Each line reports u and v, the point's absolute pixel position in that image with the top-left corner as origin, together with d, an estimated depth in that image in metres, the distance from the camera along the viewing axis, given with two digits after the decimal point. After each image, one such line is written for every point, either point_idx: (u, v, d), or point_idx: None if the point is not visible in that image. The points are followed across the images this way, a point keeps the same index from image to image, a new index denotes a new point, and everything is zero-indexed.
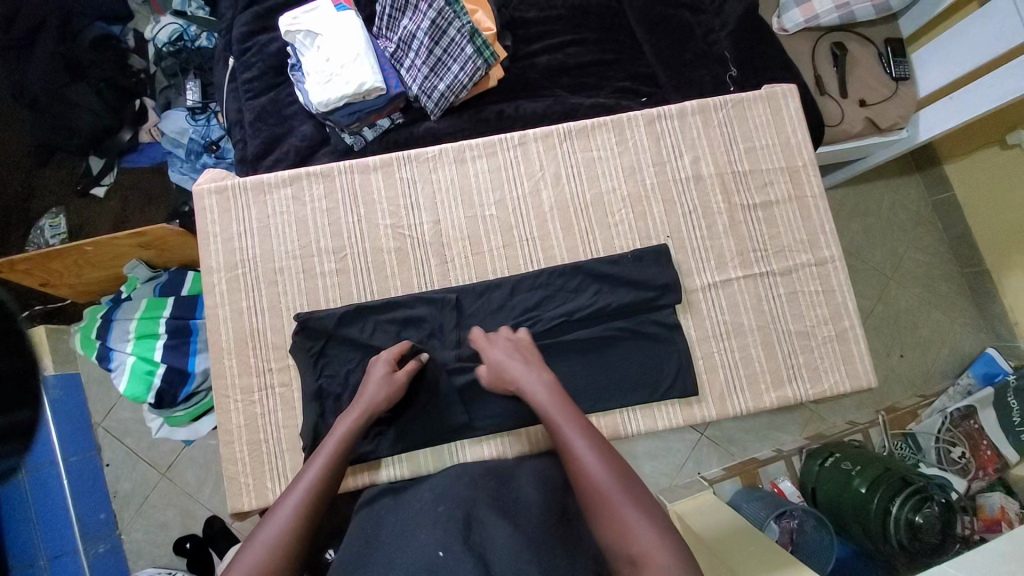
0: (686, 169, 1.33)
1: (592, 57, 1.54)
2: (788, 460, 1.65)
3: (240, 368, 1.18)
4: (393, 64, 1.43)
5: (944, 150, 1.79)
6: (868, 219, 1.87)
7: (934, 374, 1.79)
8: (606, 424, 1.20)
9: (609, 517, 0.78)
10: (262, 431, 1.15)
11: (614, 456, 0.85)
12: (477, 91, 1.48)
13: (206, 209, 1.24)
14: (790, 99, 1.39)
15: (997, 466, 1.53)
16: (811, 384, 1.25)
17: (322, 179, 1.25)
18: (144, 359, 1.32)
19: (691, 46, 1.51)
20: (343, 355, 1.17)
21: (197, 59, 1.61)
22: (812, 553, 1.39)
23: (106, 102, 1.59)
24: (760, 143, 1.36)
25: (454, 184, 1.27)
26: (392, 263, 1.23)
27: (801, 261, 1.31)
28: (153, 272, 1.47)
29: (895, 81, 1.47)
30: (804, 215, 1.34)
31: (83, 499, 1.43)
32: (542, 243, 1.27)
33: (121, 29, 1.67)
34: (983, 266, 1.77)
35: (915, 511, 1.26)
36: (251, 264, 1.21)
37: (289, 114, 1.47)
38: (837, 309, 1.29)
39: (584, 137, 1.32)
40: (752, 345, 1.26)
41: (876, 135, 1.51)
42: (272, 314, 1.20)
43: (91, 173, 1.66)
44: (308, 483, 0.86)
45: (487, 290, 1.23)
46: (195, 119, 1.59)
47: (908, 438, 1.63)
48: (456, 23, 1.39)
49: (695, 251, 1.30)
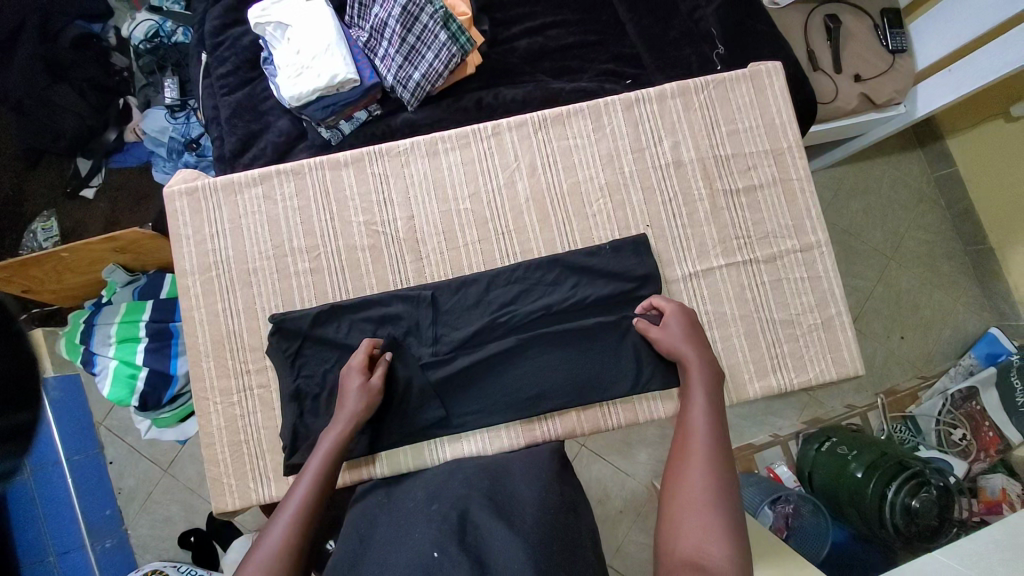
0: (665, 154, 1.15)
1: (575, 40, 1.32)
2: (784, 444, 1.51)
3: (218, 370, 1.06)
4: (365, 54, 1.24)
5: (945, 124, 1.61)
6: (868, 198, 1.66)
7: (936, 355, 1.61)
8: (585, 417, 1.05)
9: (677, 474, 0.77)
10: (242, 432, 1.05)
11: (721, 430, 0.83)
12: (454, 79, 1.27)
13: (177, 212, 1.11)
14: (775, 79, 1.19)
15: (999, 449, 1.38)
16: (796, 375, 1.10)
17: (292, 177, 1.11)
18: (126, 362, 1.21)
19: (676, 23, 1.29)
20: (320, 355, 1.04)
21: (175, 55, 1.44)
22: (805, 539, 1.32)
23: (90, 102, 1.42)
24: (743, 125, 1.17)
25: (426, 177, 1.12)
26: (367, 262, 1.09)
27: (786, 247, 1.14)
28: (132, 275, 1.31)
29: (890, 53, 1.31)
30: (789, 198, 1.16)
31: (89, 494, 1.33)
32: (517, 235, 1.12)
33: (104, 27, 1.48)
34: (990, 243, 1.59)
35: (912, 497, 1.18)
36: (225, 266, 1.09)
37: (265, 109, 1.28)
38: (824, 295, 1.13)
39: (558, 125, 1.15)
40: (736, 336, 1.11)
41: (873, 112, 1.35)
42: (248, 317, 1.08)
43: (78, 174, 1.49)
44: (300, 496, 0.82)
45: (462, 286, 1.08)
46: (173, 117, 1.42)
47: (908, 420, 1.50)
48: (428, 9, 1.19)
49: (675, 241, 1.13)
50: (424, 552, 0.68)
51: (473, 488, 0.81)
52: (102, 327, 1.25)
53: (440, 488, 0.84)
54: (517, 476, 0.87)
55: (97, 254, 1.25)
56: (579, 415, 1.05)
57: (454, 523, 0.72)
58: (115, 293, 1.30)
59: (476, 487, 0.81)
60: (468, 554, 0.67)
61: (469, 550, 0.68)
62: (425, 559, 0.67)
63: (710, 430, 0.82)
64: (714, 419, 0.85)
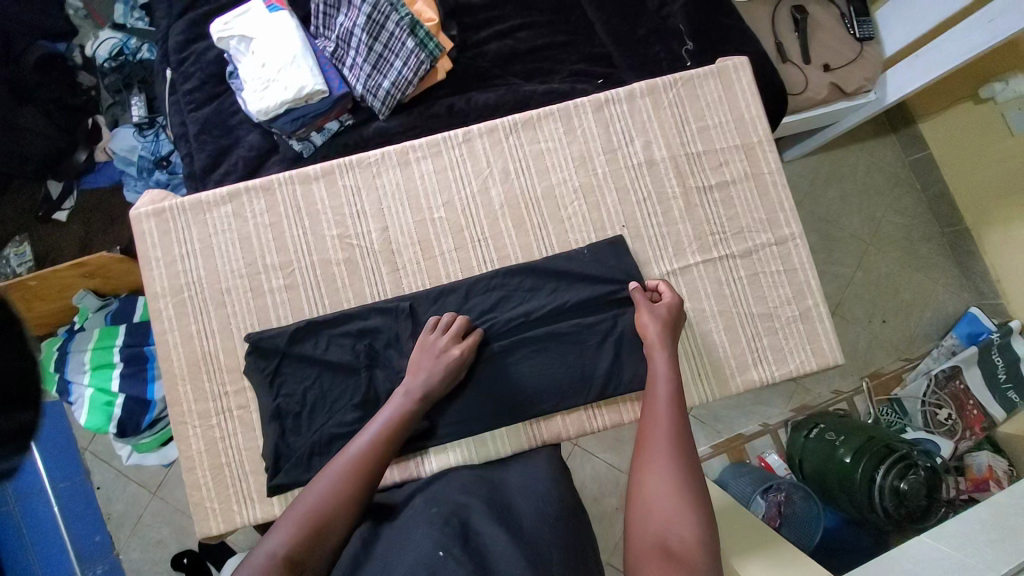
0: (638, 154, 1.08)
1: (545, 40, 1.26)
2: (774, 433, 1.42)
3: (196, 394, 0.98)
4: (334, 64, 1.19)
5: (920, 106, 1.50)
6: (846, 184, 1.55)
7: (916, 337, 1.50)
8: (569, 421, 0.97)
9: (641, 470, 0.70)
10: (224, 454, 0.96)
11: (686, 415, 0.76)
12: (424, 86, 1.21)
13: (146, 234, 1.02)
14: (743, 74, 1.13)
15: (985, 426, 1.34)
16: (776, 367, 1.02)
17: (262, 195, 1.02)
18: (101, 390, 1.18)
19: (644, 21, 1.23)
20: (298, 373, 0.96)
21: (140, 72, 1.34)
22: (799, 524, 1.24)
23: (58, 123, 1.34)
24: (713, 121, 1.10)
25: (399, 187, 1.04)
26: (343, 275, 1.01)
27: (759, 242, 1.06)
28: (103, 300, 1.27)
29: (860, 42, 1.25)
30: (761, 192, 1.08)
31: (76, 522, 1.27)
32: (493, 242, 1.04)
33: (68, 46, 1.40)
34: (965, 223, 1.48)
35: (900, 479, 1.13)
36: (198, 287, 1.00)
37: (235, 123, 1.21)
38: (800, 287, 1.05)
39: (528, 129, 1.07)
40: (715, 332, 1.03)
41: (843, 101, 1.29)
42: (224, 335, 0.99)
43: (49, 197, 1.38)
44: (331, 478, 0.72)
45: (442, 295, 0.99)
46: (141, 135, 1.32)
47: (894, 403, 1.41)
48: (395, 16, 1.15)
49: (652, 240, 1.05)
50: (428, 552, 0.62)
51: (472, 495, 0.76)
52: (75, 354, 1.22)
53: (437, 491, 0.79)
54: (513, 489, 0.80)
55: (63, 281, 1.19)
56: (564, 419, 0.97)
57: (456, 526, 0.67)
58: (87, 319, 1.25)
59: (475, 494, 0.76)
60: (471, 557, 0.62)
61: (472, 556, 0.62)
62: (430, 558, 0.61)
63: (676, 417, 0.75)
64: (676, 406, 0.77)
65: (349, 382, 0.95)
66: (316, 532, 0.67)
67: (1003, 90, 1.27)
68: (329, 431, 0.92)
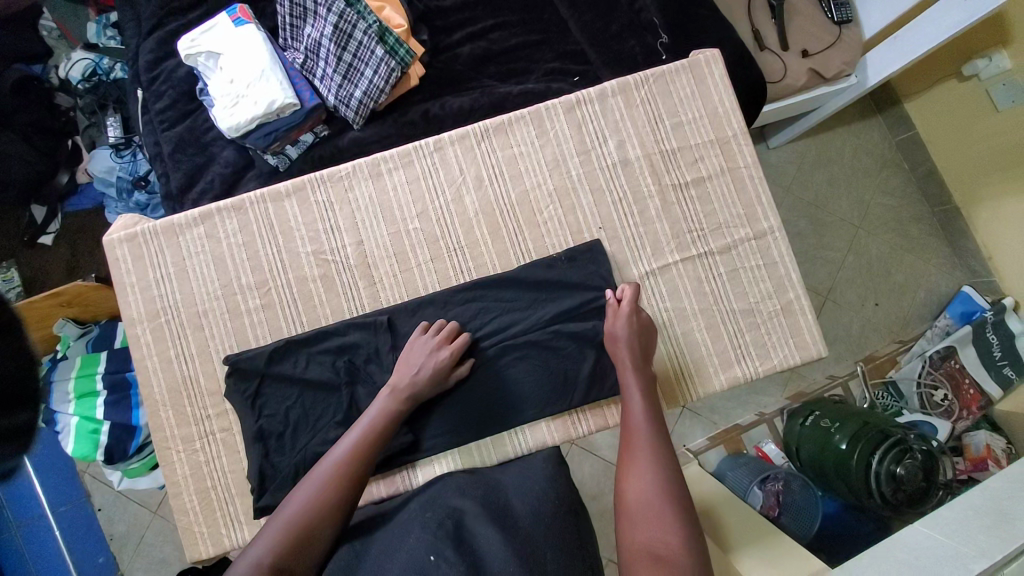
0: (611, 155, 1.18)
1: (518, 40, 1.34)
2: (771, 423, 1.52)
3: (177, 418, 1.10)
4: (304, 75, 1.27)
5: (902, 87, 1.61)
6: (830, 169, 1.65)
7: (913, 318, 1.61)
8: (556, 427, 1.09)
9: (627, 469, 0.87)
10: (209, 479, 1.08)
11: (658, 420, 0.93)
12: (398, 93, 1.29)
13: (119, 259, 1.14)
14: (715, 67, 1.23)
15: (981, 405, 1.44)
16: (759, 363, 1.14)
17: (234, 214, 1.14)
18: (87, 417, 1.19)
19: (617, 16, 1.31)
20: (278, 393, 1.08)
21: (114, 92, 1.40)
22: (796, 512, 1.33)
23: (36, 147, 1.39)
24: (687, 118, 1.20)
25: (372, 201, 1.15)
26: (320, 292, 1.13)
27: (738, 236, 1.17)
28: (83, 328, 1.31)
29: (838, 25, 1.34)
30: (737, 186, 1.19)
31: (77, 546, 1.38)
32: (470, 251, 1.15)
33: (44, 68, 1.44)
34: (955, 202, 1.58)
35: (895, 464, 1.18)
36: (174, 311, 1.12)
37: (208, 141, 1.27)
38: (781, 282, 1.17)
39: (501, 135, 1.18)
40: (696, 329, 1.14)
41: (825, 86, 1.37)
42: (203, 358, 1.11)
43: (34, 222, 1.46)
44: (328, 470, 0.89)
45: (422, 306, 1.11)
46: (119, 156, 1.38)
47: (889, 386, 1.50)
48: (362, 25, 1.23)
49: (629, 240, 1.16)
50: (423, 555, 0.78)
51: (467, 498, 0.91)
52: (59, 383, 1.23)
53: (437, 493, 0.94)
54: (511, 489, 0.95)
55: (44, 310, 1.25)
56: (550, 425, 1.09)
57: (448, 529, 0.83)
58: (69, 348, 1.29)
59: (472, 496, 0.92)
60: (462, 560, 0.77)
61: (464, 555, 0.79)
62: (421, 561, 0.78)
63: (653, 433, 0.91)
64: (651, 417, 0.94)
65: (329, 401, 1.07)
66: (298, 541, 0.80)
67: (987, 66, 1.38)
68: (312, 449, 1.05)
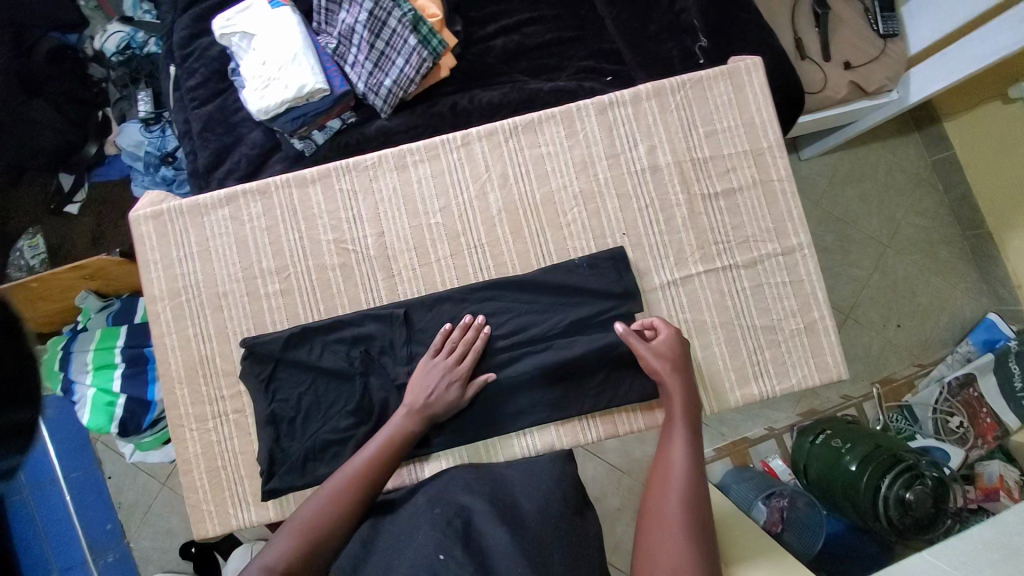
0: (641, 160, 1.11)
1: (552, 36, 1.28)
2: (779, 438, 1.45)
3: (193, 397, 1.07)
4: (336, 61, 1.20)
5: (943, 107, 1.56)
6: (865, 184, 1.61)
7: (932, 343, 1.56)
8: (562, 432, 1.03)
9: (653, 500, 0.83)
10: (219, 458, 1.05)
11: (698, 463, 0.87)
12: (427, 84, 1.24)
13: (144, 236, 1.10)
14: (755, 76, 1.15)
15: (996, 434, 1.36)
16: (778, 381, 1.07)
17: (260, 197, 1.10)
18: (104, 390, 1.21)
19: (657, 16, 1.25)
20: (293, 378, 1.03)
21: (147, 66, 1.37)
22: (801, 531, 1.26)
23: (66, 116, 1.35)
24: (722, 125, 1.13)
25: (396, 192, 1.10)
26: (338, 281, 1.08)
27: (765, 251, 1.10)
28: (104, 301, 1.31)
29: (883, 38, 1.28)
30: (769, 200, 1.11)
31: (88, 513, 1.39)
32: (490, 249, 1.09)
33: (79, 38, 1.40)
34: (986, 227, 1.54)
35: (906, 489, 1.13)
36: (195, 291, 1.09)
37: (237, 121, 1.22)
38: (806, 300, 1.09)
39: (529, 132, 1.12)
40: (716, 343, 1.07)
41: (866, 100, 1.32)
42: (220, 340, 1.08)
43: (61, 190, 1.43)
44: (339, 482, 0.85)
45: (439, 301, 1.06)
46: (148, 131, 1.35)
47: (905, 409, 1.45)
48: (396, 13, 1.17)
49: (652, 248, 1.10)
50: (430, 554, 0.73)
51: (475, 495, 0.85)
52: (78, 354, 1.25)
53: (442, 490, 0.88)
54: (518, 486, 0.89)
55: (64, 282, 1.25)
56: (558, 430, 1.03)
57: (459, 531, 0.77)
58: (90, 319, 1.29)
59: (478, 491, 0.86)
60: (472, 559, 0.73)
61: (474, 556, 0.74)
62: (431, 561, 0.72)
63: (689, 472, 0.85)
64: (693, 459, 0.88)
65: (342, 389, 1.02)
66: (310, 549, 0.78)
67: None
68: (323, 436, 1.00)
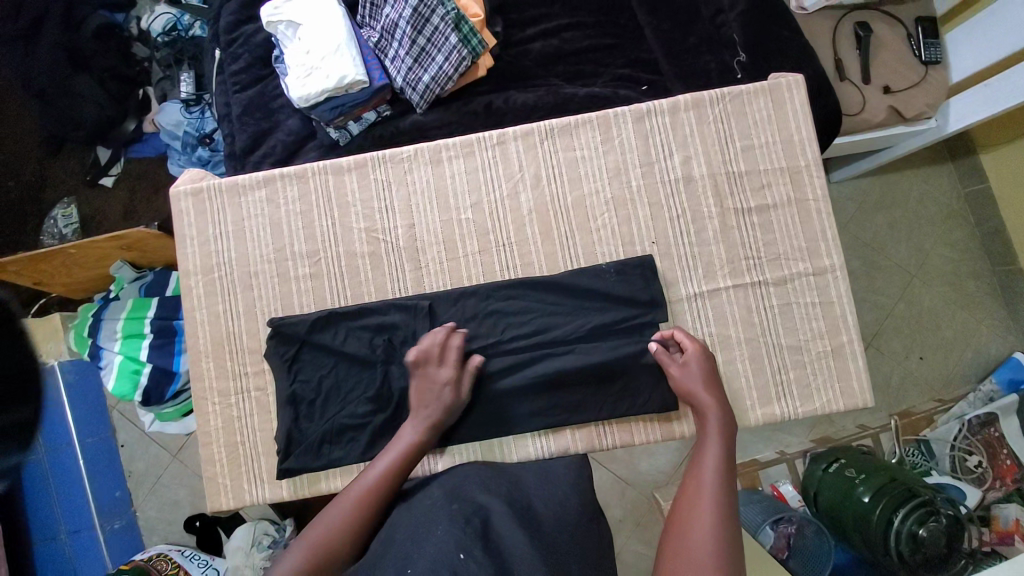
0: (675, 170, 1.08)
1: (590, 42, 1.25)
2: (790, 463, 1.39)
3: (218, 370, 1.05)
4: (376, 55, 1.19)
5: (981, 138, 1.48)
6: (895, 213, 1.55)
7: (957, 378, 1.50)
8: (579, 437, 1.01)
9: (685, 519, 0.81)
10: (239, 433, 1.04)
11: (728, 483, 0.85)
12: (463, 82, 1.22)
13: (182, 212, 1.09)
14: (796, 93, 1.10)
15: (1017, 478, 1.29)
16: (801, 404, 1.02)
17: (297, 182, 1.09)
18: (131, 358, 1.27)
19: (697, 29, 1.21)
20: (316, 361, 1.02)
21: (190, 49, 1.43)
22: (808, 558, 1.18)
23: (109, 91, 1.41)
24: (759, 140, 1.09)
25: (429, 185, 1.08)
26: (366, 269, 1.06)
27: (797, 270, 1.05)
28: (139, 272, 1.34)
29: (924, 65, 1.23)
30: (803, 218, 1.07)
31: (98, 480, 1.35)
32: (518, 248, 1.07)
33: (127, 17, 1.48)
34: (1020, 265, 1.48)
35: (919, 525, 1.04)
36: (227, 268, 1.08)
37: (276, 107, 1.24)
38: (835, 322, 1.04)
39: (565, 135, 1.08)
40: (739, 359, 1.03)
41: (902, 125, 1.27)
42: (249, 318, 1.07)
43: (98, 163, 1.48)
44: (359, 492, 0.85)
45: (461, 297, 1.04)
46: (187, 112, 1.39)
47: (921, 444, 1.38)
48: (440, 10, 1.15)
49: (681, 259, 1.06)
50: (451, 553, 0.68)
51: (492, 494, 0.79)
52: (109, 322, 1.29)
53: (457, 486, 0.82)
54: (529, 484, 0.84)
55: (102, 252, 1.25)
56: (575, 435, 1.01)
57: (477, 527, 0.72)
58: (123, 289, 1.33)
59: (494, 491, 0.80)
60: (491, 559, 0.68)
61: (493, 555, 0.69)
62: (452, 559, 0.67)
63: (719, 486, 0.83)
64: (722, 477, 0.85)
65: (363, 376, 1.01)
66: (322, 562, 0.78)
67: None
68: (341, 421, 0.99)
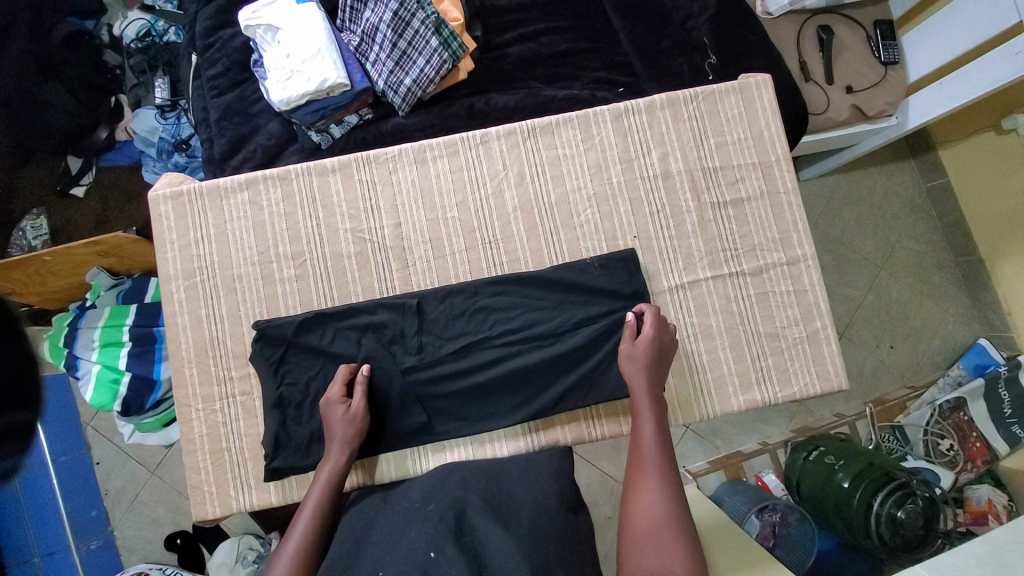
0: (654, 166, 1.20)
1: (567, 46, 1.39)
2: (773, 453, 1.60)
3: (200, 376, 1.12)
4: (357, 58, 1.29)
5: (938, 134, 1.70)
6: (860, 208, 1.77)
7: (926, 365, 1.71)
8: (569, 428, 1.11)
9: (637, 490, 0.88)
10: (224, 439, 1.10)
11: (667, 446, 0.93)
12: (444, 85, 1.33)
13: (162, 215, 1.16)
14: (764, 91, 1.25)
15: (986, 459, 1.47)
16: (779, 389, 1.14)
17: (280, 183, 1.17)
18: (109, 366, 1.30)
19: (669, 33, 1.35)
20: (303, 362, 1.09)
21: (165, 55, 1.50)
22: (792, 545, 1.38)
23: (80, 100, 1.49)
24: (731, 137, 1.22)
25: (415, 185, 1.18)
26: (353, 268, 1.15)
27: (771, 260, 1.18)
28: (116, 279, 1.39)
29: (884, 65, 1.38)
30: (775, 211, 1.20)
31: (71, 500, 1.42)
32: (504, 244, 1.17)
33: (96, 24, 1.56)
34: (980, 254, 1.69)
35: (897, 507, 1.22)
36: (209, 271, 1.15)
37: (255, 112, 1.33)
38: (809, 309, 1.17)
39: (547, 134, 1.20)
40: (721, 348, 1.15)
41: (867, 123, 1.42)
42: (232, 322, 1.14)
43: (69, 172, 1.56)
44: (307, 516, 0.93)
45: (450, 294, 1.13)
46: (164, 118, 1.48)
47: (896, 430, 1.59)
48: (420, 14, 1.25)
49: (663, 252, 1.17)
50: (422, 552, 0.75)
51: (471, 492, 0.89)
52: (86, 330, 1.34)
53: (437, 485, 0.94)
54: (515, 486, 0.93)
55: (79, 258, 1.31)
56: (564, 429, 1.11)
57: (452, 524, 0.80)
58: (99, 296, 1.38)
59: (474, 489, 0.90)
60: (464, 552, 0.75)
61: (466, 550, 0.76)
62: (422, 558, 0.74)
63: (660, 455, 0.91)
64: (660, 443, 0.93)
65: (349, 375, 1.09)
66: None
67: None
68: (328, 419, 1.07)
